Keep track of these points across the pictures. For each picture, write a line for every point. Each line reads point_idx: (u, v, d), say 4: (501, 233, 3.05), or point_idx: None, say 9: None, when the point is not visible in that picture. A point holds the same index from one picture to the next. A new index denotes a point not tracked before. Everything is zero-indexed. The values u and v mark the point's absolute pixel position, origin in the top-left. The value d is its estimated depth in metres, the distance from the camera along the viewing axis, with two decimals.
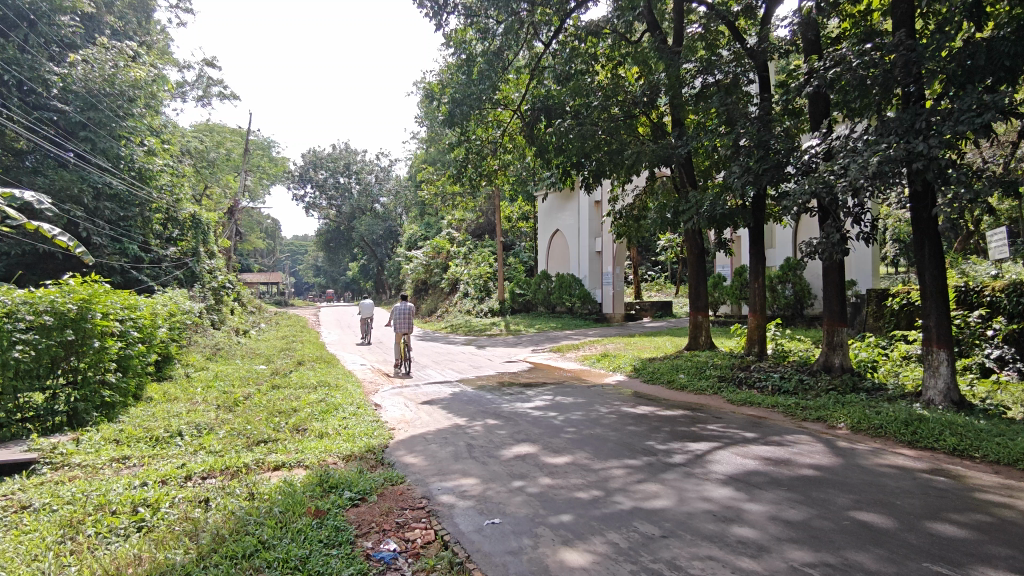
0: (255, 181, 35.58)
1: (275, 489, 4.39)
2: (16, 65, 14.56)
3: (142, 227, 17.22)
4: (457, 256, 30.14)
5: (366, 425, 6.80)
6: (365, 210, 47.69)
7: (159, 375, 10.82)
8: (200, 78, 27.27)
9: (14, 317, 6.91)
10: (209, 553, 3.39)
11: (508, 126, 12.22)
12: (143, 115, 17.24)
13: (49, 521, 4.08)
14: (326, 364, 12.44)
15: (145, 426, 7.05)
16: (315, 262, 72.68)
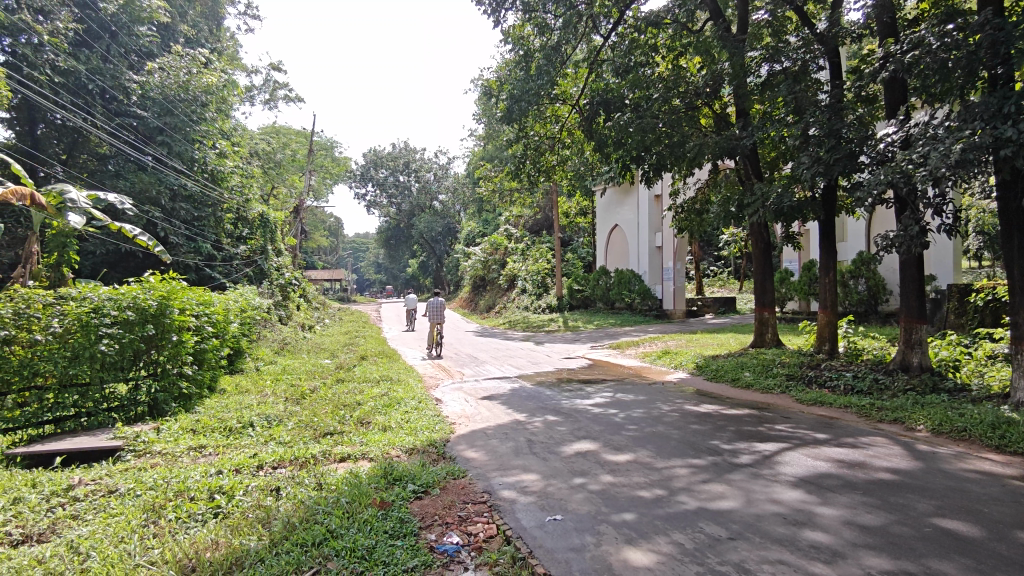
0: (319, 181, 36.63)
1: (341, 480, 4.52)
2: (99, 75, 15.48)
3: (214, 227, 18.01)
4: (515, 252, 30.24)
5: (428, 420, 6.91)
6: (424, 208, 48.40)
7: (231, 368, 11.31)
8: (267, 82, 28.27)
9: (101, 312, 7.32)
10: (281, 541, 3.51)
11: (566, 121, 12.16)
12: (215, 120, 18.01)
13: (134, 505, 4.31)
14: (388, 359, 12.71)
15: (220, 417, 7.37)
16: (377, 260, 74.34)
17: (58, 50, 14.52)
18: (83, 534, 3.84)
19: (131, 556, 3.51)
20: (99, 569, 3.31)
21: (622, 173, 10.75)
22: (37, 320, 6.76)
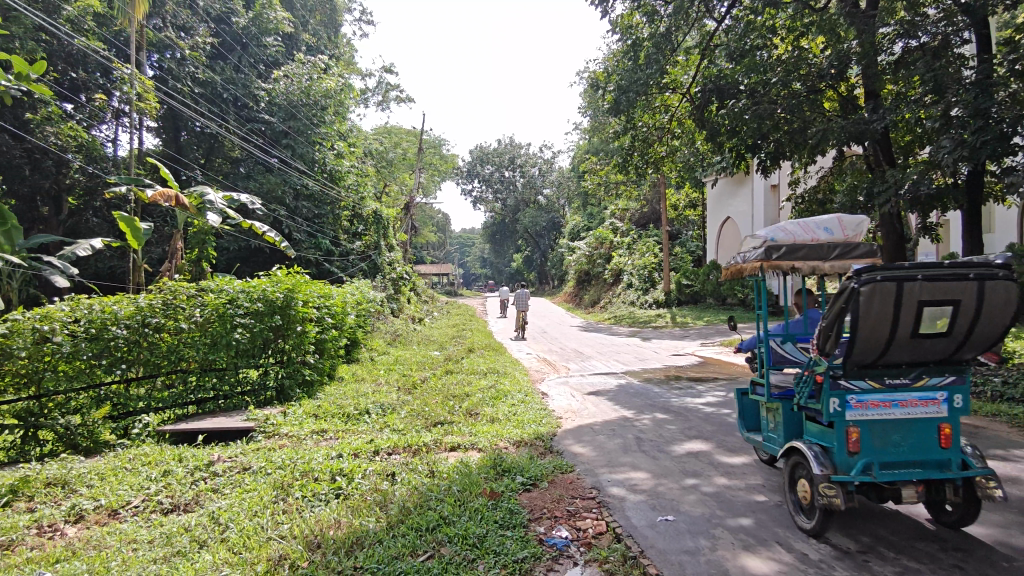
0: (428, 178, 37.86)
1: (453, 469, 4.65)
2: (233, 85, 17.03)
3: (333, 224, 19.06)
4: (621, 246, 29.80)
5: (535, 413, 6.97)
6: (529, 202, 48.72)
7: (348, 357, 11.97)
8: (380, 84, 29.49)
9: (235, 303, 7.98)
10: (398, 524, 3.66)
11: (676, 110, 11.83)
12: (334, 122, 18.92)
13: (265, 483, 4.66)
14: (494, 351, 12.92)
15: (339, 404, 7.80)
16: (483, 254, 75.71)
17: (198, 63, 16.17)
18: (223, 506, 4.19)
19: (264, 529, 3.78)
20: (237, 540, 3.60)
21: (736, 162, 10.30)
22: (182, 310, 7.44)
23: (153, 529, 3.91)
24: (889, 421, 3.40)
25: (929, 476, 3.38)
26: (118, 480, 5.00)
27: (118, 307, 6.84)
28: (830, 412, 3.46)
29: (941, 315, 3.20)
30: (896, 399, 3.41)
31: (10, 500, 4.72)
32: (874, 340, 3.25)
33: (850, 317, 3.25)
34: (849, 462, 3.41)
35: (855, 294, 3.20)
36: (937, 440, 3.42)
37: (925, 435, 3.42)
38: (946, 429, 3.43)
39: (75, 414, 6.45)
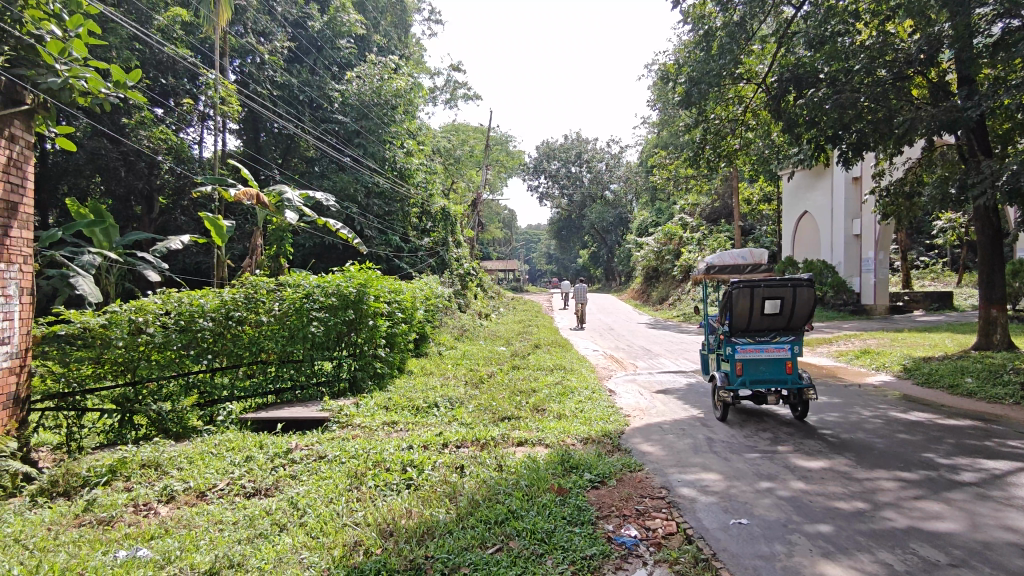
0: (494, 174, 38.12)
1: (521, 463, 4.68)
2: (309, 86, 17.72)
3: (402, 220, 19.48)
4: (690, 242, 29.13)
5: (602, 410, 6.93)
6: (596, 198, 48.24)
7: (418, 351, 12.23)
8: (448, 82, 29.88)
9: (311, 297, 8.32)
10: (467, 516, 3.73)
11: (751, 101, 11.47)
12: (403, 121, 19.29)
13: (340, 471, 4.84)
14: (561, 347, 12.90)
15: (409, 396, 7.99)
16: (549, 250, 75.58)
17: (276, 67, 16.91)
18: (301, 492, 4.37)
19: (339, 516, 3.92)
20: (315, 524, 3.75)
21: (815, 154, 9.88)
22: (263, 304, 7.80)
23: (237, 511, 4.13)
24: (757, 359, 6.46)
25: (779, 387, 6.42)
26: (205, 464, 5.30)
27: (205, 300, 7.23)
28: (728, 354, 6.55)
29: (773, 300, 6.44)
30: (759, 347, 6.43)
31: (109, 479, 5.08)
32: (742, 317, 6.47)
33: (727, 302, 6.55)
34: (736, 379, 6.47)
35: (731, 293, 6.44)
36: (784, 368, 6.43)
37: (776, 366, 6.43)
38: (789, 363, 6.43)
39: (166, 400, 6.85)
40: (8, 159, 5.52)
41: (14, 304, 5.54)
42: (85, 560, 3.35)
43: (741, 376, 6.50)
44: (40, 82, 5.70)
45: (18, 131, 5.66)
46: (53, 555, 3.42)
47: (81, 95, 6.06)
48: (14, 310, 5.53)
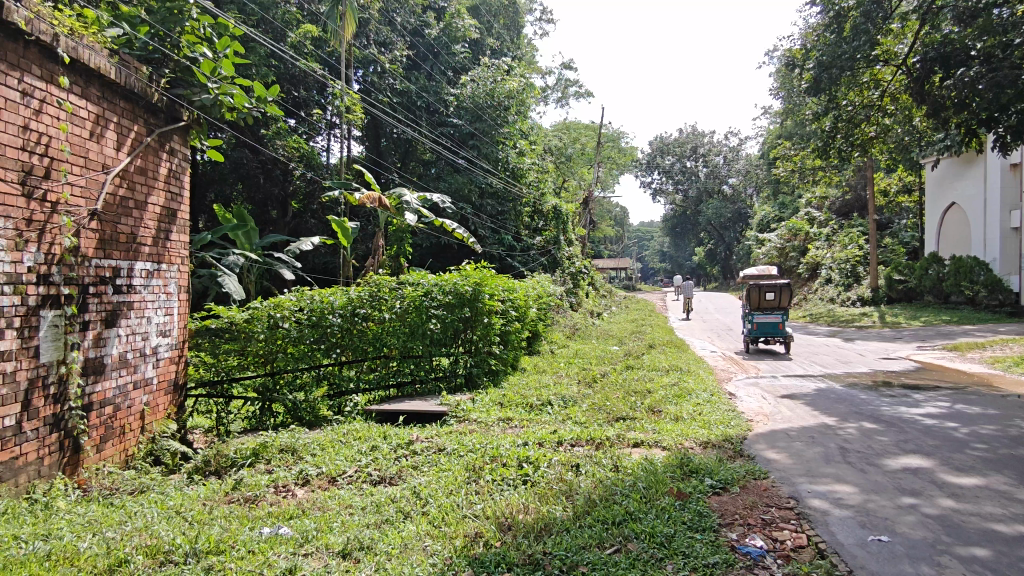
0: (606, 171, 37.94)
1: (637, 465, 4.61)
2: (426, 92, 18.29)
3: (514, 220, 19.75)
4: (818, 238, 27.37)
5: (723, 413, 6.69)
6: (713, 193, 46.28)
7: (531, 349, 12.41)
8: (559, 81, 30.02)
9: (430, 296, 8.68)
10: (584, 515, 3.73)
11: (889, 85, 10.61)
12: (516, 122, 19.54)
13: (459, 463, 5.00)
14: (676, 348, 12.60)
15: (523, 393, 8.10)
16: (663, 247, 73.84)
17: (396, 75, 17.73)
18: (423, 482, 4.56)
19: (459, 507, 4.06)
20: (437, 514, 3.90)
21: (966, 139, 8.95)
22: (386, 301, 8.22)
23: (365, 497, 4.39)
24: (764, 321, 12.75)
25: (775, 336, 12.66)
26: (336, 451, 5.66)
27: (334, 297, 7.72)
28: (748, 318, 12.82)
29: (772, 291, 12.78)
30: (763, 315, 12.68)
31: (253, 462, 5.55)
32: (754, 300, 12.76)
33: (749, 293, 12.93)
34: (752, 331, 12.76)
35: (750, 288, 12.78)
36: (777, 326, 12.69)
37: (772, 326, 12.61)
38: (781, 323, 12.65)
39: (300, 391, 7.34)
40: (169, 171, 6.17)
41: (174, 300, 6.21)
42: (235, 534, 3.68)
43: (755, 330, 12.80)
44: (195, 100, 6.31)
45: (176, 145, 6.30)
46: (209, 527, 3.80)
47: (230, 111, 6.64)
48: (174, 306, 6.20)
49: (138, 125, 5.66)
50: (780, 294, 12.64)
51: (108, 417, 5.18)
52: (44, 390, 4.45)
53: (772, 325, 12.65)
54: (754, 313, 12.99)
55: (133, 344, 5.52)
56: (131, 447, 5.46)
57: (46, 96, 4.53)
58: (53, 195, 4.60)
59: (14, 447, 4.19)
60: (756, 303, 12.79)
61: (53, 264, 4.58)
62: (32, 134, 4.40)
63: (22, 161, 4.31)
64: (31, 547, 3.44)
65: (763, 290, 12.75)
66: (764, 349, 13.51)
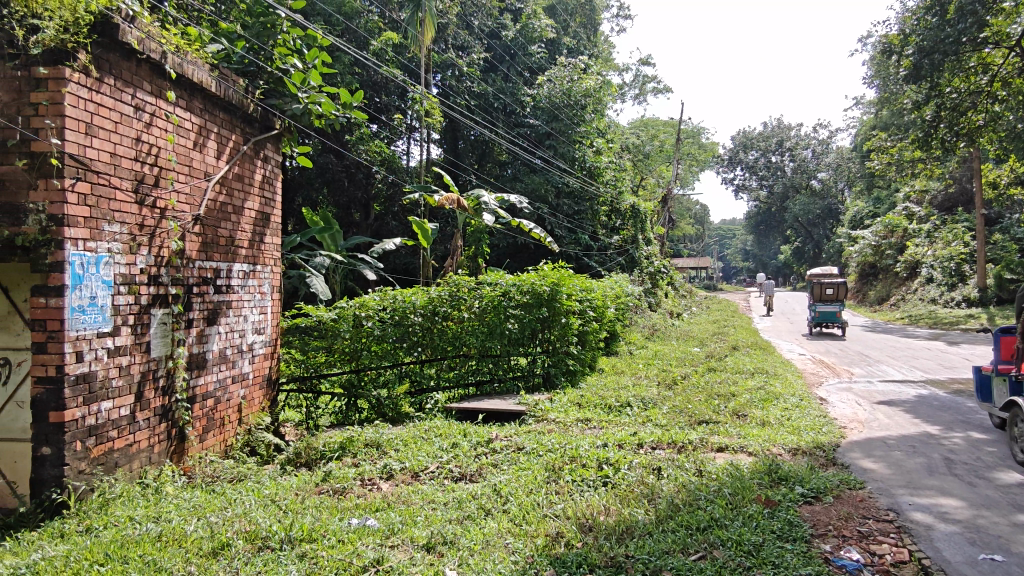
0: (686, 168, 37.07)
1: (723, 470, 4.49)
2: (504, 93, 18.51)
3: (591, 219, 19.56)
4: (917, 234, 25.61)
5: (813, 420, 6.39)
6: (800, 188, 44.26)
7: (608, 349, 12.29)
8: (637, 77, 29.59)
9: (508, 295, 8.76)
10: (667, 519, 3.67)
11: (999, 68, 9.84)
12: (593, 120, 19.38)
13: (539, 463, 5.02)
14: (762, 350, 12.16)
15: (601, 394, 8.05)
16: (746, 245, 71.29)
17: (474, 77, 18.00)
18: (503, 481, 4.60)
19: (540, 506, 4.07)
20: (518, 513, 3.94)
21: None
22: (464, 301, 8.36)
23: (447, 492, 4.48)
24: (824, 310, 16.24)
25: (832, 321, 16.12)
26: (418, 447, 5.81)
27: (416, 297, 7.92)
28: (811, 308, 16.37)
29: (832, 287, 16.25)
30: (824, 305, 16.24)
31: (341, 455, 5.76)
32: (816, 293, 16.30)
33: (813, 289, 16.46)
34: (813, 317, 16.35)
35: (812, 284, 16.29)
36: (835, 314, 16.13)
37: (831, 313, 16.09)
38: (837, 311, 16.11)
39: (384, 387, 7.58)
40: (263, 177, 6.52)
41: (268, 300, 6.56)
42: (326, 524, 3.85)
43: (817, 317, 16.32)
44: (287, 109, 6.64)
45: (269, 152, 6.66)
46: (301, 516, 3.98)
47: (318, 118, 6.90)
48: (268, 305, 6.54)
49: (235, 134, 6.01)
50: (837, 289, 16.30)
51: (210, 409, 5.53)
52: (155, 382, 4.82)
53: (832, 313, 16.15)
54: (816, 304, 16.48)
55: (232, 341, 5.88)
56: (229, 438, 5.83)
57: (156, 110, 4.88)
58: (162, 202, 4.95)
59: (129, 434, 4.55)
60: (818, 296, 16.32)
61: (162, 265, 4.93)
62: (143, 146, 4.75)
63: (135, 170, 4.66)
64: (144, 528, 3.73)
65: (824, 285, 16.28)
66: (826, 334, 16.93)
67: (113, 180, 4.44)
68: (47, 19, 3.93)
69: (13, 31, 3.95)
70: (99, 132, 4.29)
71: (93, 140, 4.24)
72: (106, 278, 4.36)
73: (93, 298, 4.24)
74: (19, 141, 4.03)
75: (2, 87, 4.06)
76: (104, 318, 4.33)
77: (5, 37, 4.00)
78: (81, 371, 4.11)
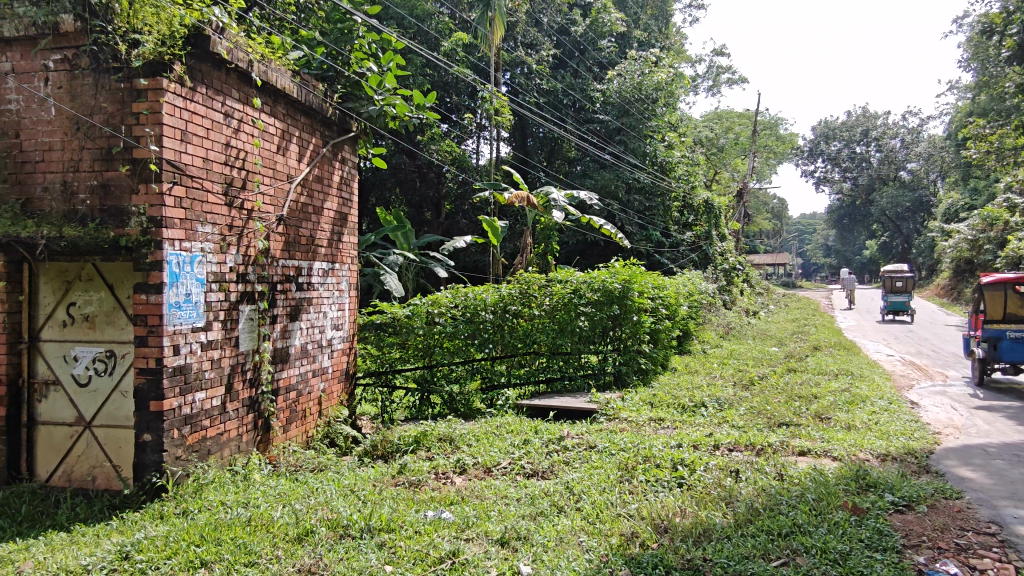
0: (763, 161, 35.72)
1: (805, 475, 4.33)
2: (573, 89, 18.46)
3: (663, 215, 19.16)
4: (1021, 228, 23.73)
5: (903, 424, 6.06)
6: (888, 180, 41.88)
7: (681, 348, 12.06)
8: (711, 68, 28.80)
9: (579, 292, 8.71)
10: (746, 523, 3.57)
11: None
12: (665, 114, 19.03)
13: (612, 462, 4.98)
14: (846, 350, 11.62)
15: (674, 394, 7.90)
16: (827, 240, 68.14)
17: (543, 75, 18.03)
18: (576, 478, 4.60)
19: (614, 506, 4.04)
20: (591, 511, 3.93)
21: None
22: (535, 298, 8.38)
23: (520, 488, 4.52)
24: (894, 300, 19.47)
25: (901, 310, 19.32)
26: (490, 442, 5.88)
27: (487, 295, 8.01)
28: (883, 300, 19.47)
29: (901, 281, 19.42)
30: (894, 296, 19.44)
31: (415, 448, 5.90)
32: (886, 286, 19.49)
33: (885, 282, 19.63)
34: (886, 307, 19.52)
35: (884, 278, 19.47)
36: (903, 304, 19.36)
37: (901, 303, 19.32)
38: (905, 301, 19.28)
39: (456, 383, 7.71)
40: (341, 178, 6.75)
41: (346, 296, 6.79)
42: (403, 515, 3.95)
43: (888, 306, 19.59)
44: (363, 111, 6.86)
45: (347, 154, 6.89)
46: (380, 507, 4.11)
47: (393, 120, 7.12)
48: (346, 301, 6.78)
49: (315, 137, 6.25)
50: (905, 282, 19.43)
51: (293, 401, 5.79)
52: (243, 374, 5.08)
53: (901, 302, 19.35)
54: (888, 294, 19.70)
55: (313, 336, 6.13)
56: (311, 429, 6.09)
57: (243, 116, 5.14)
58: (249, 204, 5.20)
59: (220, 423, 4.81)
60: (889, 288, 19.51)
61: (249, 264, 5.19)
62: (232, 151, 5.01)
63: (224, 174, 4.92)
64: (235, 513, 3.94)
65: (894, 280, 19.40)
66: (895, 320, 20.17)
67: (205, 184, 4.70)
68: (148, 34, 4.21)
69: (116, 46, 4.23)
70: (193, 139, 4.56)
71: (187, 146, 4.50)
72: (200, 276, 4.63)
73: (188, 295, 4.50)
74: (122, 149, 4.31)
75: (107, 99, 4.35)
76: (198, 313, 4.60)
77: (108, 52, 4.28)
78: (178, 363, 4.38)
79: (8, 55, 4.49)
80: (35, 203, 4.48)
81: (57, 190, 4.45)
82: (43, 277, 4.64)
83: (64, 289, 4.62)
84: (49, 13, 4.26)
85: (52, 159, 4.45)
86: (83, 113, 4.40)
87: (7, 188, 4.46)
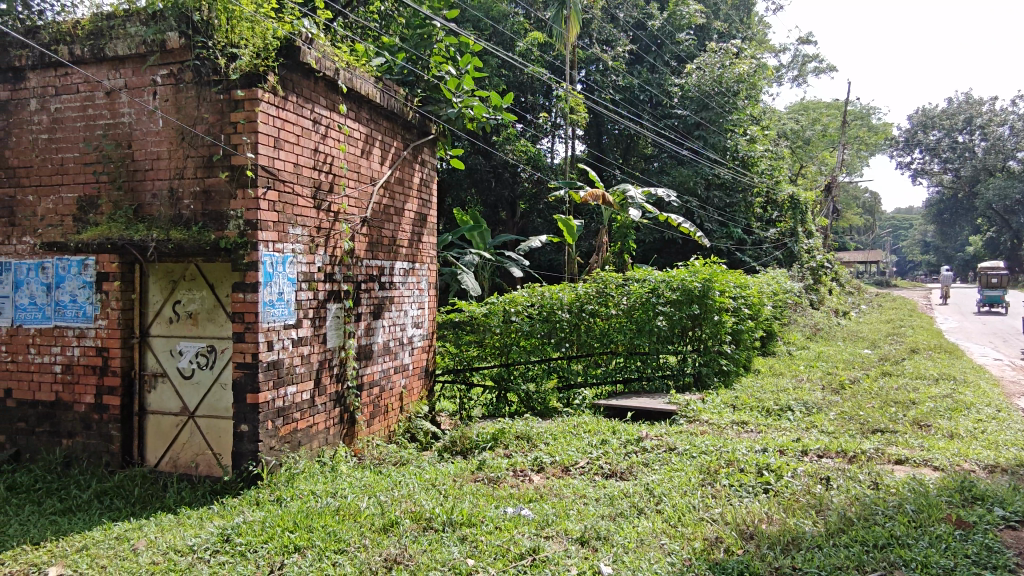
0: (853, 153, 33.88)
1: (903, 485, 4.09)
2: (650, 84, 18.16)
3: (746, 211, 18.50)
4: None
5: (1014, 434, 5.61)
6: (995, 170, 38.80)
7: (765, 349, 11.67)
8: (796, 58, 27.62)
9: (657, 292, 8.56)
10: (838, 533, 3.42)
11: None
12: (746, 107, 18.41)
13: (693, 465, 4.88)
14: (948, 354, 10.87)
15: (758, 396, 7.64)
16: (924, 236, 63.74)
17: (619, 71, 17.82)
18: (655, 480, 4.54)
19: (696, 509, 3.96)
20: (672, 514, 3.87)
21: None
22: (613, 297, 8.27)
23: (598, 488, 4.50)
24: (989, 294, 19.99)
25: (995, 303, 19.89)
26: (568, 441, 5.89)
27: (563, 294, 8.01)
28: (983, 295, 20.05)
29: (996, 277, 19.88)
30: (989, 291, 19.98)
31: (493, 445, 5.97)
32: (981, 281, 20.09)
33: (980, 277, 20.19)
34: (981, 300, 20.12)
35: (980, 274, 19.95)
36: (997, 298, 19.90)
37: (995, 297, 19.89)
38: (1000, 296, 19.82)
39: (532, 382, 7.77)
40: (421, 179, 6.93)
41: (425, 295, 6.96)
42: (484, 510, 4.02)
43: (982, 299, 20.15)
44: (442, 114, 6.95)
45: (426, 156, 7.07)
46: (461, 501, 4.20)
47: (471, 121, 7.21)
48: (425, 300, 6.95)
49: (397, 141, 6.44)
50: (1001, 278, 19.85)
51: (376, 396, 6.00)
52: (330, 370, 5.31)
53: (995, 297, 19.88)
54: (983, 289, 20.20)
55: (395, 333, 6.33)
56: (393, 424, 6.30)
57: (330, 122, 5.37)
58: (336, 206, 5.42)
59: (309, 416, 5.05)
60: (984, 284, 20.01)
61: (336, 264, 5.42)
62: (321, 156, 5.24)
63: (313, 178, 5.15)
64: (325, 502, 4.14)
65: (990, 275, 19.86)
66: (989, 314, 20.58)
67: (296, 187, 4.94)
68: (245, 47, 4.46)
69: (216, 60, 4.50)
70: (285, 146, 4.80)
71: (280, 152, 4.75)
72: (291, 276, 4.86)
73: (281, 294, 4.75)
74: (221, 157, 4.59)
75: (208, 109, 4.63)
76: (289, 311, 4.84)
77: (209, 66, 4.56)
78: (271, 358, 4.62)
79: (122, 71, 4.83)
80: (146, 208, 4.83)
81: (164, 196, 4.78)
82: (153, 277, 5.00)
83: (171, 287, 4.96)
84: (158, 32, 4.58)
85: (160, 167, 4.78)
86: (187, 123, 4.70)
87: (121, 195, 4.84)
